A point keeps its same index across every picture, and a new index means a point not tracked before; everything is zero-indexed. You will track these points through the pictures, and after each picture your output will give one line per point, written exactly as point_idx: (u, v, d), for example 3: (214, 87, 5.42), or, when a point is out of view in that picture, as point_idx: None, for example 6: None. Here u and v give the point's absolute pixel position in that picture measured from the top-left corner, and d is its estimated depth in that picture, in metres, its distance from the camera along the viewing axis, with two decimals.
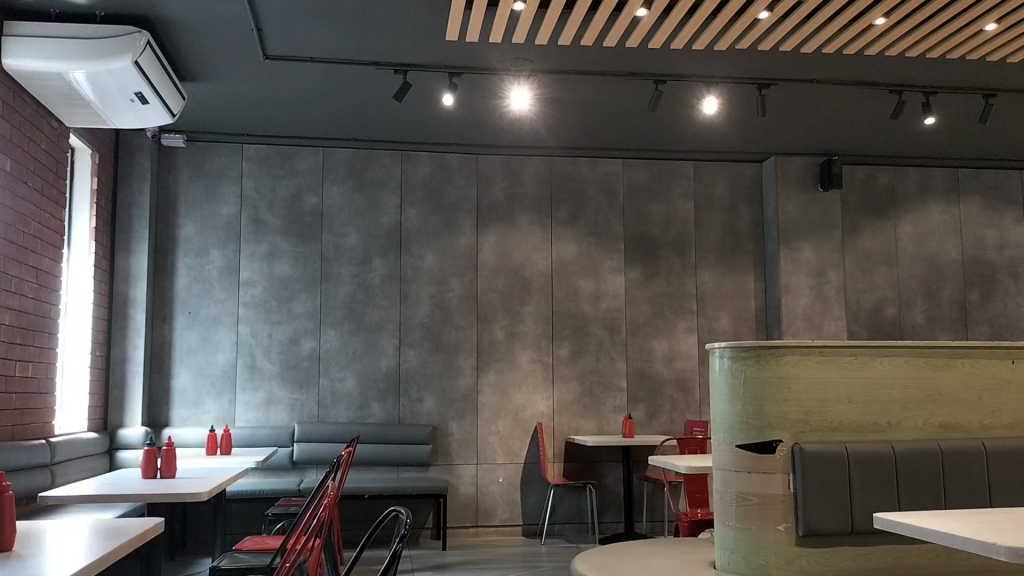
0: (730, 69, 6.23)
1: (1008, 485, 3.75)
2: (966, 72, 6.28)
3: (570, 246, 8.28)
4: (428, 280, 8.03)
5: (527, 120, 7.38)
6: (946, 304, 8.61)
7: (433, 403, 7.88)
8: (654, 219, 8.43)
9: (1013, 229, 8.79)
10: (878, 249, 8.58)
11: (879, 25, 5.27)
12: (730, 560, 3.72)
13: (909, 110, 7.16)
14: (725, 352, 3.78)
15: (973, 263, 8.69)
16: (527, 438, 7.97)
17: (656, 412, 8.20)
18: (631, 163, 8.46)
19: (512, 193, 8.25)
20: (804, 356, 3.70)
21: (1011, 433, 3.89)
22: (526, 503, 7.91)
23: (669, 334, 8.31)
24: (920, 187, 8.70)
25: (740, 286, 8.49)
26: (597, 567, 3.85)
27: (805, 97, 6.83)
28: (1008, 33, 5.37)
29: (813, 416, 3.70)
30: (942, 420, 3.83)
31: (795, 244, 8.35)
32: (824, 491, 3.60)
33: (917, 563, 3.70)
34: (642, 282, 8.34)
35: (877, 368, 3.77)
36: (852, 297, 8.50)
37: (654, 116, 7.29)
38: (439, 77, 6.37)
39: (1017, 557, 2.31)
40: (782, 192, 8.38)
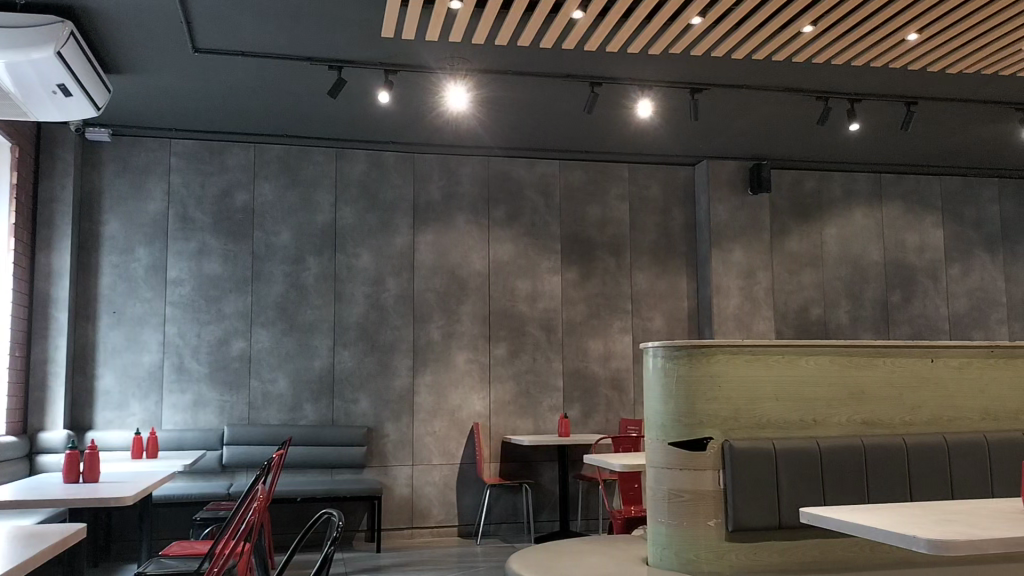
0: (664, 73, 6.32)
1: (927, 479, 3.88)
2: (889, 80, 6.50)
3: (506, 246, 8.29)
4: (363, 280, 7.95)
5: (465, 119, 7.36)
6: (869, 304, 8.89)
7: (368, 404, 7.80)
8: (590, 220, 8.51)
9: (933, 233, 9.11)
10: (805, 251, 8.82)
11: (807, 32, 5.40)
12: (661, 557, 3.76)
13: (835, 116, 7.37)
14: (659, 351, 3.83)
15: (894, 265, 8.99)
16: (463, 438, 7.95)
17: (591, 411, 8.27)
18: (567, 164, 8.51)
19: (448, 192, 8.23)
20: (735, 355, 3.78)
21: (929, 429, 4.03)
22: (462, 503, 7.89)
23: (605, 334, 8.39)
24: (844, 191, 8.96)
25: (674, 287, 8.63)
26: (531, 566, 3.85)
27: (736, 102, 6.97)
28: (929, 43, 5.56)
29: (742, 414, 3.78)
30: (865, 417, 3.95)
31: (726, 245, 8.52)
32: (754, 487, 3.68)
33: (842, 555, 3.80)
34: (578, 282, 8.41)
35: (804, 366, 3.87)
36: (780, 298, 8.72)
37: (590, 118, 7.34)
38: (374, 73, 6.31)
39: (936, 549, 2.38)
40: (713, 195, 8.55)
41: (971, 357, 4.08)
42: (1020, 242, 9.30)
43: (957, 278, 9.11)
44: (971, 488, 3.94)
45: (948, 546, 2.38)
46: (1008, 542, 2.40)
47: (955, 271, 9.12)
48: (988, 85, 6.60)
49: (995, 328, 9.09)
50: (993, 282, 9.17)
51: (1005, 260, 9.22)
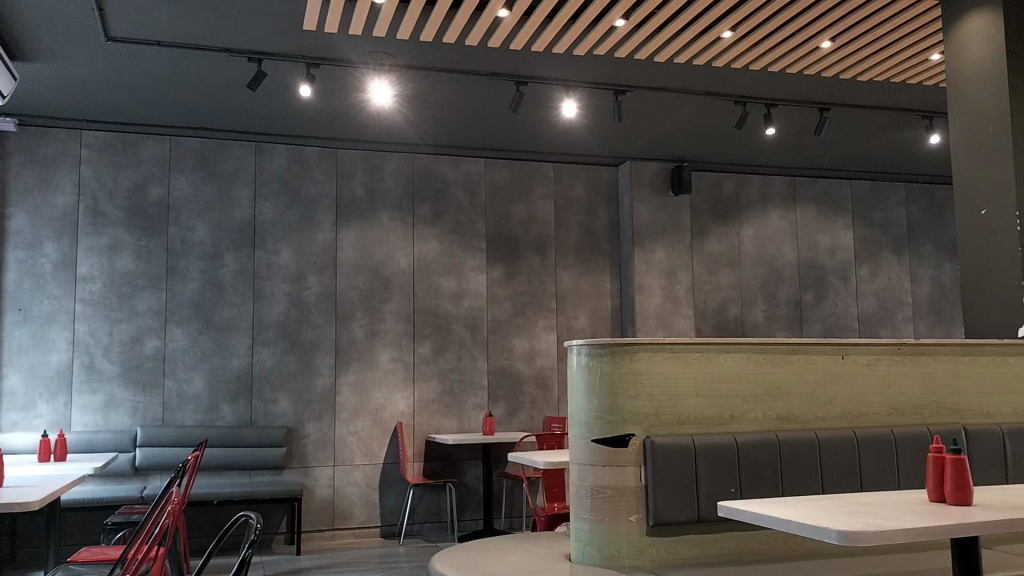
0: (589, 74, 6.39)
1: (837, 471, 4.02)
2: (803, 86, 6.71)
3: (431, 244, 8.24)
4: (283, 277, 7.79)
5: (390, 115, 7.28)
6: (783, 303, 9.17)
7: (288, 404, 7.65)
8: (515, 219, 8.53)
9: (844, 235, 9.44)
10: (724, 252, 9.03)
11: (726, 38, 5.52)
12: (583, 552, 3.79)
13: (753, 120, 7.57)
14: (583, 349, 3.86)
15: (807, 265, 9.29)
16: (386, 438, 7.87)
17: (515, 409, 8.29)
18: (492, 163, 8.51)
19: (372, 189, 8.13)
20: (657, 352, 3.84)
21: (840, 423, 4.16)
22: (385, 504, 7.82)
23: (529, 332, 8.43)
24: (761, 193, 9.22)
25: (597, 286, 8.72)
26: (454, 565, 3.82)
27: (657, 105, 7.09)
28: (841, 51, 5.75)
29: (663, 410, 3.85)
30: (780, 412, 4.06)
31: (648, 245, 8.67)
32: (674, 481, 3.74)
33: (757, 547, 3.90)
34: (503, 281, 8.42)
35: (722, 363, 3.96)
36: (699, 297, 8.91)
37: (515, 117, 7.36)
38: (296, 67, 6.19)
39: (845, 540, 2.45)
40: (636, 195, 8.68)
41: (880, 354, 4.24)
42: (925, 244, 9.71)
43: (866, 278, 9.47)
44: (878, 480, 4.09)
45: (857, 537, 2.45)
46: (914, 531, 2.49)
47: (864, 271, 9.47)
48: (896, 92, 6.88)
49: (901, 326, 9.48)
50: (899, 282, 9.56)
51: (911, 261, 9.62)
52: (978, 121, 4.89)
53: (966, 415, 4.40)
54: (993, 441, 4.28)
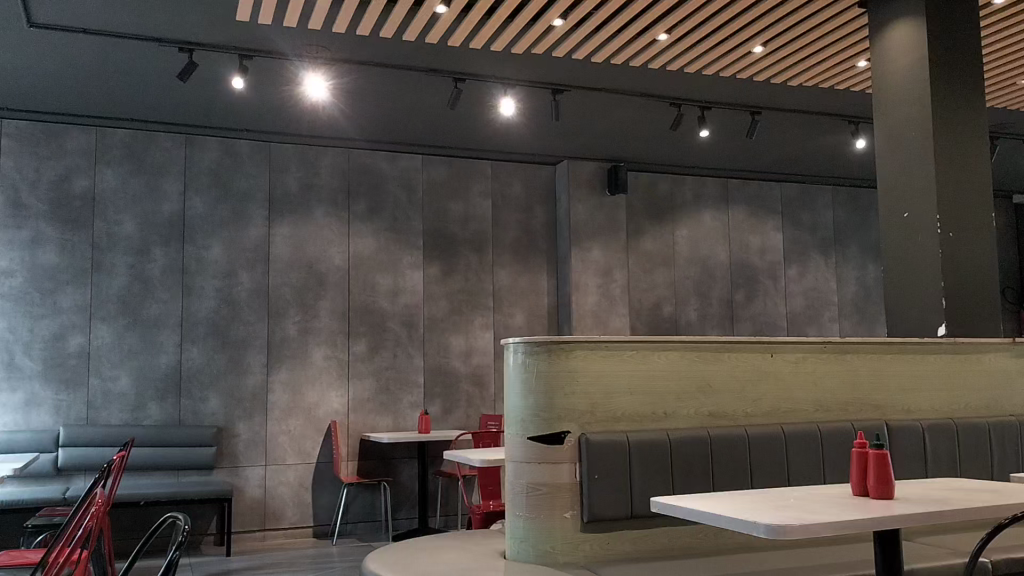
0: (526, 72, 6.40)
1: (766, 467, 4.11)
2: (736, 90, 6.85)
3: (367, 240, 8.15)
4: (214, 273, 7.61)
5: (326, 109, 7.18)
6: (715, 302, 9.34)
7: (218, 403, 7.48)
8: (452, 216, 8.50)
9: (774, 236, 9.67)
10: (658, 251, 9.16)
11: (662, 40, 5.60)
12: (518, 550, 3.80)
13: (687, 122, 7.69)
14: (519, 347, 3.87)
15: (739, 265, 9.49)
16: (320, 437, 7.76)
17: (452, 407, 8.27)
18: (430, 160, 8.46)
19: (307, 184, 8.00)
20: (591, 351, 3.87)
21: (769, 419, 4.26)
22: (317, 504, 7.71)
23: (466, 330, 8.41)
24: (695, 194, 9.38)
25: (534, 284, 8.76)
26: (388, 564, 3.78)
27: (594, 105, 7.15)
28: (774, 55, 5.88)
29: (598, 407, 3.88)
30: (711, 408, 4.14)
31: (585, 244, 8.74)
32: (608, 478, 3.78)
33: (689, 541, 3.96)
34: (440, 278, 8.38)
35: (656, 360, 4.01)
36: (634, 296, 9.02)
37: (452, 114, 7.33)
38: (229, 58, 6.04)
39: (772, 533, 2.51)
40: (573, 194, 8.73)
41: (807, 352, 4.35)
42: (851, 246, 10.01)
43: (794, 278, 9.72)
44: (805, 475, 4.20)
45: (785, 530, 2.50)
46: (838, 524, 2.56)
47: (793, 272, 9.72)
48: (824, 98, 7.08)
49: (827, 325, 9.76)
50: (826, 283, 9.84)
51: (838, 261, 9.91)
52: (902, 127, 5.06)
53: (888, 411, 4.54)
54: (913, 436, 4.44)
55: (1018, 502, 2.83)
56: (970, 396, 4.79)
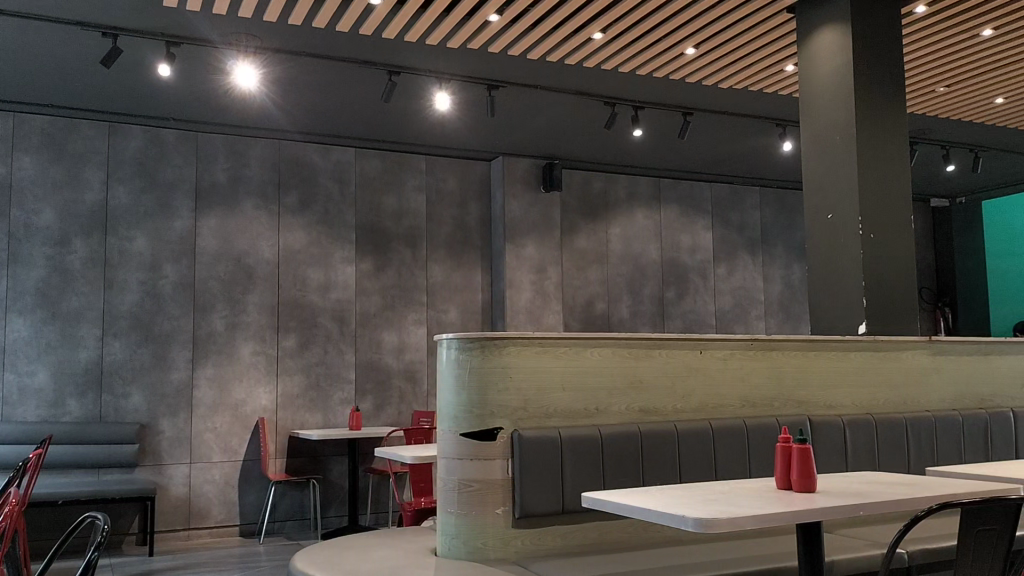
0: (461, 67, 6.37)
1: (694, 462, 4.18)
2: (669, 90, 6.95)
3: (298, 234, 8.01)
4: (138, 265, 7.37)
5: (256, 100, 7.02)
6: (646, 300, 9.47)
7: (141, 399, 7.25)
8: (386, 211, 8.41)
9: (704, 235, 9.85)
10: (591, 249, 9.23)
11: (597, 39, 5.65)
12: (449, 547, 3.78)
13: (621, 121, 7.77)
14: (452, 343, 3.85)
15: (670, 264, 9.63)
16: (247, 434, 7.60)
17: (383, 403, 8.19)
18: (363, 153, 8.35)
19: (236, 175, 7.81)
20: (525, 347, 3.88)
21: (698, 415, 4.33)
22: (244, 502, 7.54)
23: (398, 325, 8.33)
24: (628, 193, 9.48)
25: (468, 280, 8.74)
26: (316, 563, 3.72)
27: (530, 102, 7.16)
28: (706, 57, 5.99)
29: (531, 404, 3.89)
30: (642, 405, 4.19)
31: (519, 241, 8.75)
32: (540, 473, 3.79)
33: (618, 536, 4.00)
34: (372, 273, 8.29)
35: (588, 357, 4.04)
36: (568, 292, 9.07)
37: (386, 107, 7.25)
38: (154, 44, 5.86)
39: (700, 526, 2.55)
40: (508, 191, 8.73)
41: (734, 349, 4.44)
42: (777, 246, 10.26)
43: (723, 277, 9.91)
44: (731, 469, 4.29)
45: (711, 524, 2.55)
46: (761, 518, 2.61)
47: (721, 270, 9.91)
48: (753, 100, 7.24)
49: (754, 323, 9.99)
50: (753, 282, 10.07)
51: (764, 261, 10.15)
52: (827, 130, 5.20)
53: (811, 406, 4.67)
54: (835, 431, 4.57)
55: (933, 495, 2.93)
56: (890, 392, 4.95)
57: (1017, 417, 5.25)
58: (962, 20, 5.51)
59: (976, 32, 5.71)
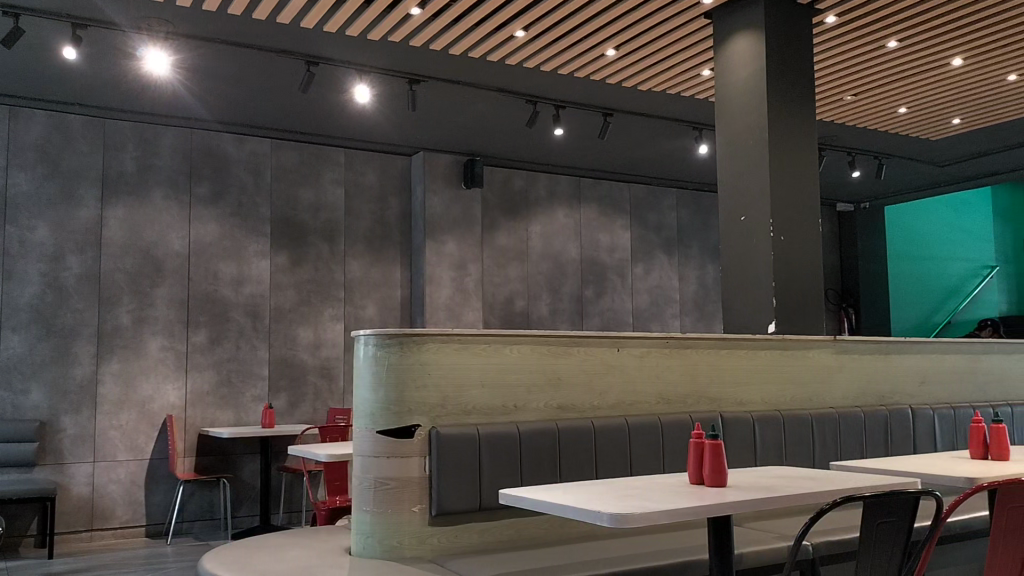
0: (382, 60, 6.30)
1: (610, 457, 4.23)
2: (589, 90, 7.02)
3: (210, 226, 7.77)
4: (39, 255, 7.03)
5: (168, 87, 6.78)
6: (566, 298, 9.55)
7: (41, 396, 6.92)
8: (303, 204, 8.24)
9: (622, 234, 9.99)
10: (512, 246, 9.24)
11: (519, 37, 5.66)
12: (364, 546, 3.73)
13: (542, 120, 7.81)
14: (370, 339, 3.81)
15: (589, 262, 9.73)
16: (154, 431, 7.34)
17: (298, 401, 8.02)
18: (280, 145, 8.17)
19: (145, 164, 7.53)
20: (444, 344, 3.86)
21: (615, 411, 4.39)
22: (151, 502, 7.29)
23: (314, 321, 8.18)
24: (548, 191, 9.53)
25: (387, 275, 8.65)
26: (227, 564, 3.62)
27: (451, 97, 7.13)
28: (626, 59, 6.08)
29: (449, 401, 3.87)
30: (560, 402, 4.21)
31: (439, 237, 8.70)
32: (457, 470, 3.77)
33: (535, 532, 4.02)
34: (288, 268, 8.11)
35: (506, 354, 4.05)
36: (488, 289, 9.06)
37: (305, 98, 7.10)
38: (59, 26, 5.60)
39: (615, 521, 2.57)
40: (428, 186, 8.67)
41: (650, 347, 4.51)
42: (692, 246, 10.49)
43: (640, 276, 10.07)
44: (646, 464, 4.35)
45: (626, 518, 2.57)
46: (675, 511, 2.65)
47: (639, 270, 10.07)
48: (670, 103, 7.37)
49: (669, 322, 10.18)
50: (669, 281, 10.27)
51: (680, 261, 10.36)
52: (740, 134, 5.34)
53: (723, 403, 4.78)
54: (745, 427, 4.70)
55: (837, 488, 3.04)
56: (797, 389, 5.11)
57: (914, 413, 5.50)
58: (868, 31, 5.73)
59: (881, 44, 5.95)
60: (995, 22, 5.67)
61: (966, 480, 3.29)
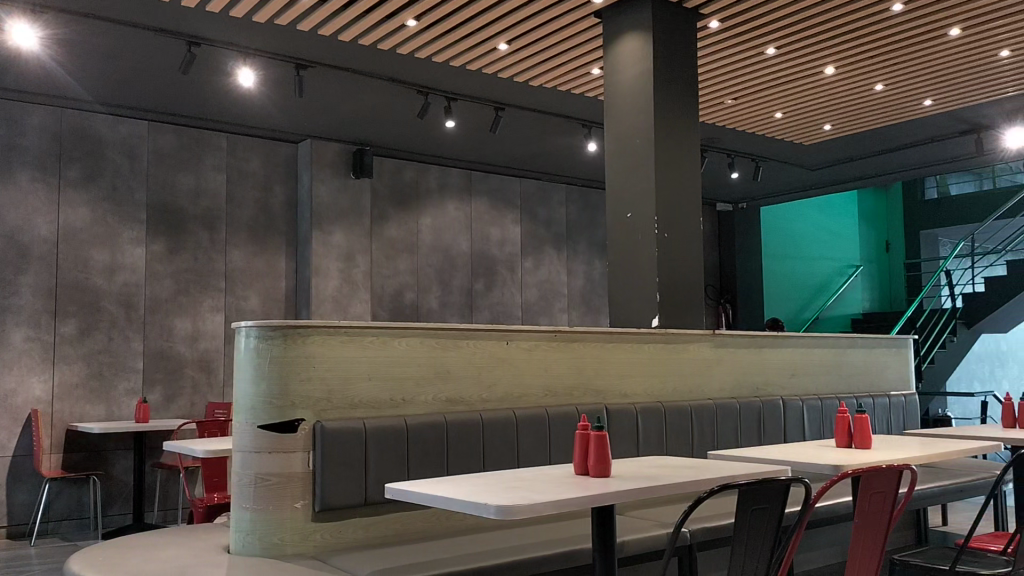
0: (267, 43, 6.11)
1: (498, 450, 4.24)
2: (480, 84, 7.02)
3: (80, 210, 7.35)
4: None
5: (35, 62, 6.35)
6: (455, 291, 9.53)
7: None
8: (182, 190, 7.90)
9: (512, 229, 10.04)
10: (401, 238, 9.14)
11: (411, 26, 5.62)
12: (244, 544, 3.62)
13: (434, 111, 7.76)
14: (252, 331, 3.69)
15: (479, 256, 9.74)
16: (17, 427, 6.90)
17: (174, 395, 7.70)
18: (159, 128, 7.80)
19: (10, 143, 7.04)
20: (329, 336, 3.78)
21: (503, 404, 4.41)
22: (12, 501, 6.85)
23: (193, 312, 7.86)
24: (439, 184, 9.49)
25: (270, 266, 8.40)
26: (96, 565, 3.44)
27: (340, 85, 6.99)
28: (517, 55, 6.12)
29: (335, 395, 3.79)
30: (449, 395, 4.20)
31: (326, 227, 8.52)
32: (342, 464, 3.69)
33: (421, 526, 3.99)
34: (165, 256, 7.76)
35: (394, 347, 4.00)
36: (377, 282, 8.93)
37: (186, 79, 6.81)
38: None
39: (502, 513, 2.58)
40: (315, 175, 8.47)
41: (539, 340, 4.56)
42: (581, 242, 10.66)
43: (529, 270, 10.16)
44: (533, 456, 4.39)
45: (513, 510, 2.58)
46: (561, 502, 2.68)
47: (528, 264, 10.16)
48: (560, 100, 7.46)
49: (557, 316, 10.33)
50: (557, 275, 10.41)
51: (568, 256, 10.51)
52: (628, 133, 5.46)
53: (608, 395, 4.88)
54: (629, 418, 4.82)
55: (714, 477, 3.16)
56: (679, 382, 5.27)
57: (785, 404, 5.77)
58: (749, 38, 5.96)
59: (760, 50, 6.20)
60: (864, 35, 6.00)
61: (832, 468, 3.47)
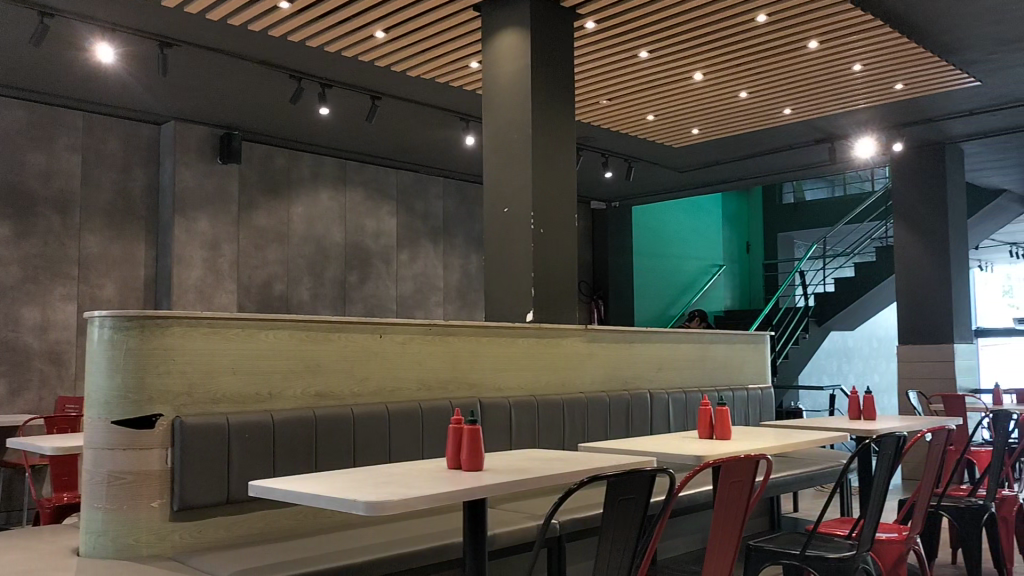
0: (129, 18, 5.77)
1: (370, 444, 4.17)
2: (356, 71, 6.88)
3: None
4: None
5: None
6: (328, 283, 9.32)
7: None
8: (31, 170, 7.36)
9: (387, 221, 9.91)
10: (271, 227, 8.86)
11: (284, 8, 5.45)
12: (95, 546, 3.41)
13: (307, 98, 7.56)
14: (106, 321, 3.48)
15: (352, 247, 9.56)
16: None
17: (20, 388, 7.17)
18: (6, 102, 7.24)
19: None
20: (190, 328, 3.61)
21: (375, 398, 4.34)
22: None
23: (42, 301, 7.35)
24: (312, 172, 9.25)
25: (129, 253, 7.96)
26: None
27: (208, 65, 6.69)
28: (395, 43, 6.05)
29: (196, 389, 3.62)
30: (319, 389, 4.09)
31: (191, 214, 8.14)
32: (202, 461, 3.53)
33: (288, 524, 3.87)
34: (11, 240, 7.21)
35: (260, 339, 3.87)
36: (244, 272, 8.62)
37: (37, 52, 6.34)
38: None
39: (371, 509, 2.53)
40: (180, 159, 8.07)
41: (412, 334, 4.52)
42: (457, 236, 10.65)
43: (405, 263, 10.06)
44: (406, 451, 4.34)
45: (382, 506, 2.54)
46: (433, 496, 2.65)
47: (404, 256, 10.06)
48: (437, 92, 7.42)
49: (432, 309, 10.27)
50: (433, 268, 10.35)
51: (444, 249, 10.47)
52: (504, 128, 5.49)
53: (482, 389, 4.89)
54: (502, 411, 4.84)
55: (584, 468, 3.21)
56: (552, 375, 5.34)
57: (652, 397, 5.95)
58: (622, 40, 6.11)
59: (633, 53, 6.37)
60: (729, 44, 6.27)
61: (695, 458, 3.60)
